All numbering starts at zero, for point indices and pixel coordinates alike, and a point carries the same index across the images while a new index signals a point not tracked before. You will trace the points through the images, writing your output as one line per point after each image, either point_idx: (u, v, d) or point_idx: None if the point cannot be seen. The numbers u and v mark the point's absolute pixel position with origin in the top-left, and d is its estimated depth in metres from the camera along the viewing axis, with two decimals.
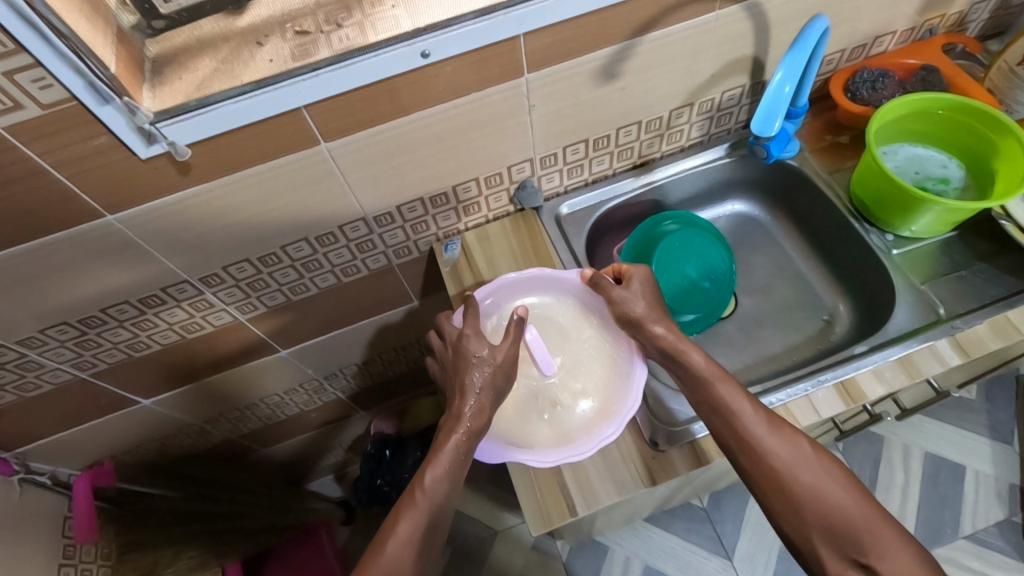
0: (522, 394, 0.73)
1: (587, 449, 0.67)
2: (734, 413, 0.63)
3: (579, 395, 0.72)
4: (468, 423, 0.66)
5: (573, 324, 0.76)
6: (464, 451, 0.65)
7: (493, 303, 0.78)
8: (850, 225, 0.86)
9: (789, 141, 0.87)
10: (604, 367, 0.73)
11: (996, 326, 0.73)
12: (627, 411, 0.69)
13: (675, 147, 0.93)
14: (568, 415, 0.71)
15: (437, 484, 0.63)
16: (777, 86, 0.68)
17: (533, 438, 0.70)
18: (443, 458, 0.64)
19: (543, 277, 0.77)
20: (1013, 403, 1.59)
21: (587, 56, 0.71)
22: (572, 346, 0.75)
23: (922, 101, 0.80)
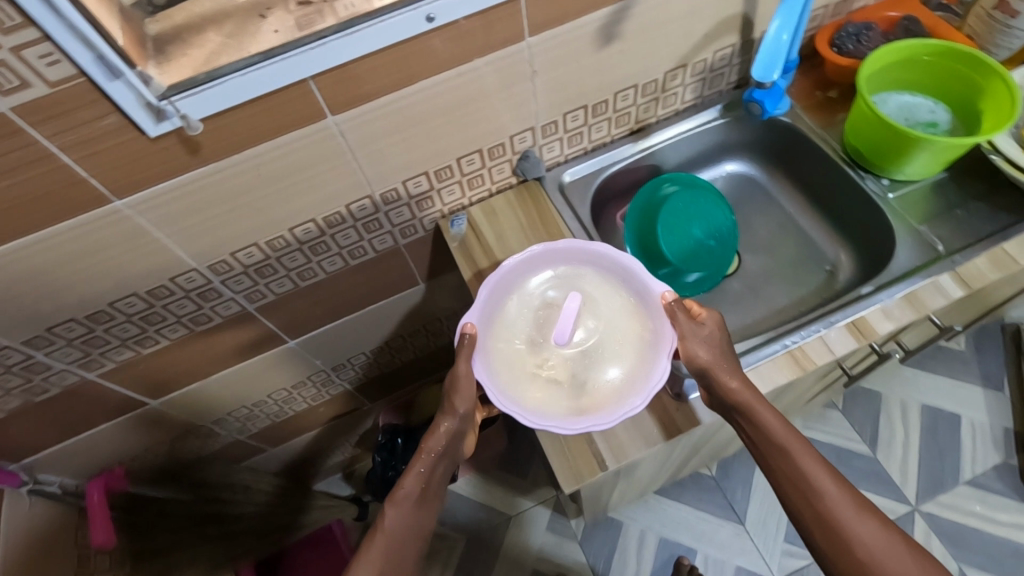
0: (536, 334, 0.74)
1: (541, 423, 0.68)
2: (814, 488, 0.62)
3: (575, 377, 0.72)
4: (433, 451, 0.70)
5: (627, 318, 0.75)
6: (426, 486, 0.69)
7: (564, 250, 0.78)
8: (846, 174, 0.88)
9: (781, 97, 0.89)
10: (620, 378, 0.71)
11: (994, 258, 0.76)
12: (597, 423, 0.68)
13: (670, 111, 0.94)
14: (545, 393, 0.71)
15: (399, 514, 0.66)
16: (774, 34, 0.70)
17: (512, 385, 0.71)
18: (408, 489, 0.67)
19: (627, 269, 0.76)
20: (1001, 351, 1.64)
21: (586, 18, 0.72)
22: (613, 335, 0.74)
23: (907, 49, 0.82)
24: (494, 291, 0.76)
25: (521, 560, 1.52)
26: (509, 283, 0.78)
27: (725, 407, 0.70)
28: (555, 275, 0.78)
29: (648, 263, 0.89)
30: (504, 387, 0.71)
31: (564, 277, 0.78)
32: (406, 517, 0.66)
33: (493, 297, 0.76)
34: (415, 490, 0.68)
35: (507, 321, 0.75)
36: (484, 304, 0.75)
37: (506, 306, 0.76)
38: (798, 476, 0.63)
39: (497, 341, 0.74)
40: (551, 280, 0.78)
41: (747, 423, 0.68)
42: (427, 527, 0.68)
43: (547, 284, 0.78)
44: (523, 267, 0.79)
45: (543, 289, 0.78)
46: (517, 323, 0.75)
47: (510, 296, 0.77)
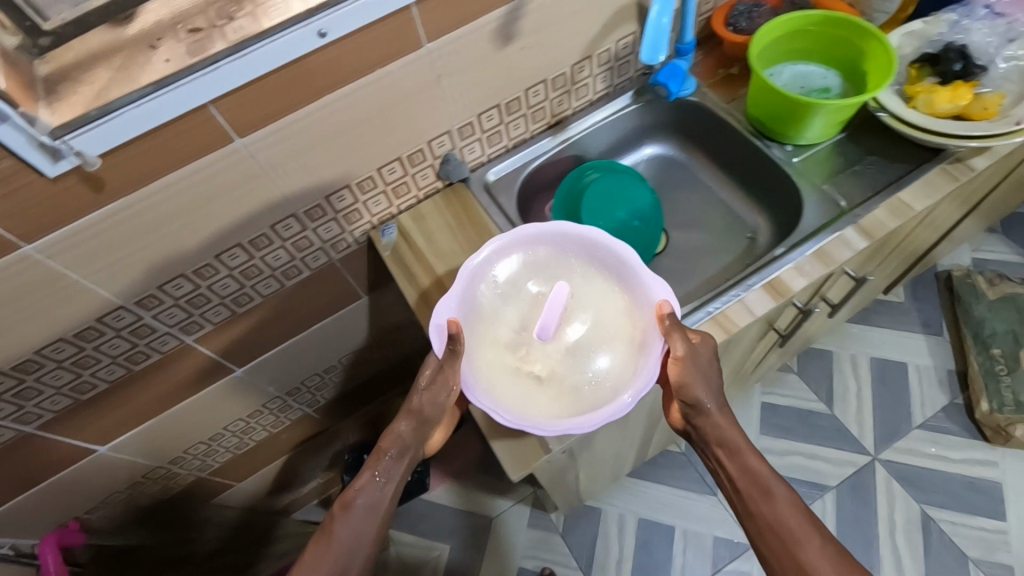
0: (524, 328, 0.76)
1: (518, 422, 0.70)
2: (783, 524, 0.66)
3: (559, 377, 0.74)
4: (390, 452, 0.72)
5: (617, 319, 0.76)
6: (382, 488, 0.70)
7: (562, 241, 0.79)
8: (754, 144, 0.92)
9: (685, 78, 0.93)
10: (605, 382, 0.73)
11: (892, 208, 0.81)
12: (574, 425, 0.69)
13: (584, 102, 0.98)
14: (528, 391, 0.73)
15: (353, 514, 0.69)
16: (655, 18, 0.68)
17: (495, 379, 0.74)
18: (361, 490, 0.70)
19: (626, 265, 0.77)
20: (938, 298, 1.72)
21: (481, 20, 0.74)
22: (603, 333, 0.75)
23: (793, 21, 0.87)
24: (485, 283, 0.78)
25: (507, 560, 1.53)
26: (497, 271, 0.79)
27: (705, 442, 0.74)
28: (547, 264, 0.79)
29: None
30: (486, 381, 0.74)
31: (556, 267, 0.79)
32: (361, 517, 0.69)
33: (483, 289, 0.78)
34: (373, 493, 0.70)
35: (497, 315, 0.77)
36: (473, 296, 0.77)
37: (495, 299, 0.78)
38: (779, 521, 0.66)
39: (485, 337, 0.76)
40: (544, 273, 0.79)
41: (731, 461, 0.72)
42: (384, 526, 0.70)
43: (539, 272, 0.79)
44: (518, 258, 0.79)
45: (533, 278, 0.79)
46: (507, 317, 0.77)
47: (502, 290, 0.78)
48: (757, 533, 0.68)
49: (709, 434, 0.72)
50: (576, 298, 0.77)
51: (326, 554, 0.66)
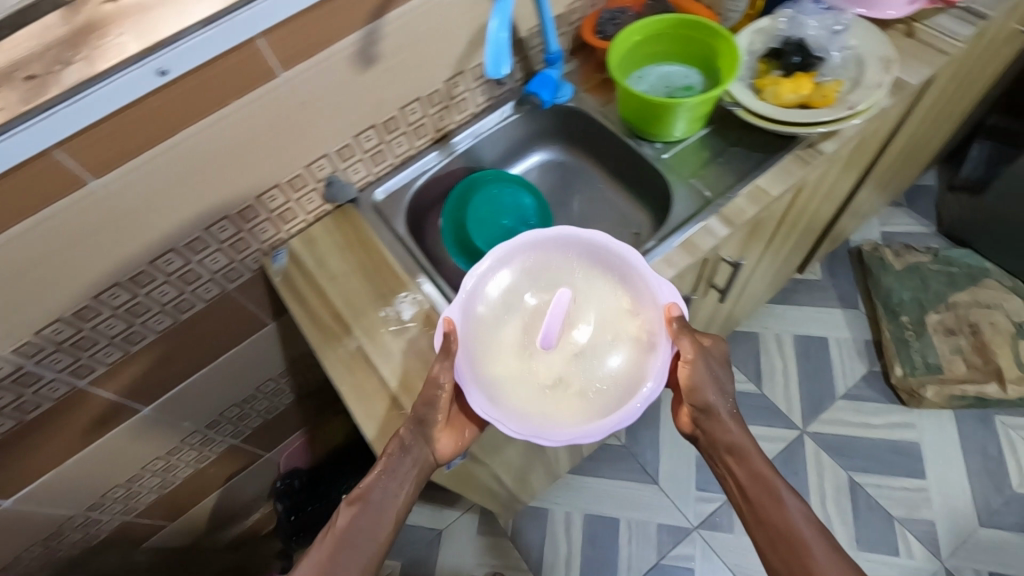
0: (525, 334, 0.75)
1: (523, 430, 0.70)
2: (793, 530, 0.68)
3: (567, 384, 0.73)
4: (394, 455, 0.72)
5: (623, 321, 0.76)
6: (385, 490, 0.72)
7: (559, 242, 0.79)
8: (628, 144, 0.96)
9: (558, 86, 0.97)
10: (614, 388, 0.73)
11: (751, 195, 0.86)
12: (585, 435, 0.69)
13: (467, 115, 1.00)
14: (533, 400, 0.72)
15: (358, 515, 0.70)
16: (494, 33, 0.70)
17: (500, 390, 0.73)
18: (368, 493, 0.71)
19: (628, 264, 0.77)
20: (853, 272, 1.80)
21: (336, 46, 0.76)
22: (608, 334, 0.75)
23: (649, 26, 0.92)
24: (481, 289, 0.77)
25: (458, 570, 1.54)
26: (495, 275, 0.79)
27: (715, 449, 0.76)
28: (550, 268, 0.79)
29: (467, 259, 0.93)
30: (489, 390, 0.73)
31: (559, 270, 0.79)
32: (366, 518, 0.70)
33: (479, 295, 0.77)
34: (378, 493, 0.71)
35: (497, 322, 0.76)
36: (469, 304, 0.77)
37: (494, 306, 0.77)
38: (788, 525, 0.69)
39: (485, 346, 0.75)
40: (542, 275, 0.79)
41: (739, 466, 0.74)
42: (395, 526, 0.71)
43: (541, 275, 0.79)
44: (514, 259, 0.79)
45: (533, 282, 0.78)
46: (508, 322, 0.76)
47: (500, 295, 0.78)
48: (767, 539, 0.70)
49: (717, 440, 0.75)
50: (578, 299, 0.77)
51: (338, 554, 0.68)
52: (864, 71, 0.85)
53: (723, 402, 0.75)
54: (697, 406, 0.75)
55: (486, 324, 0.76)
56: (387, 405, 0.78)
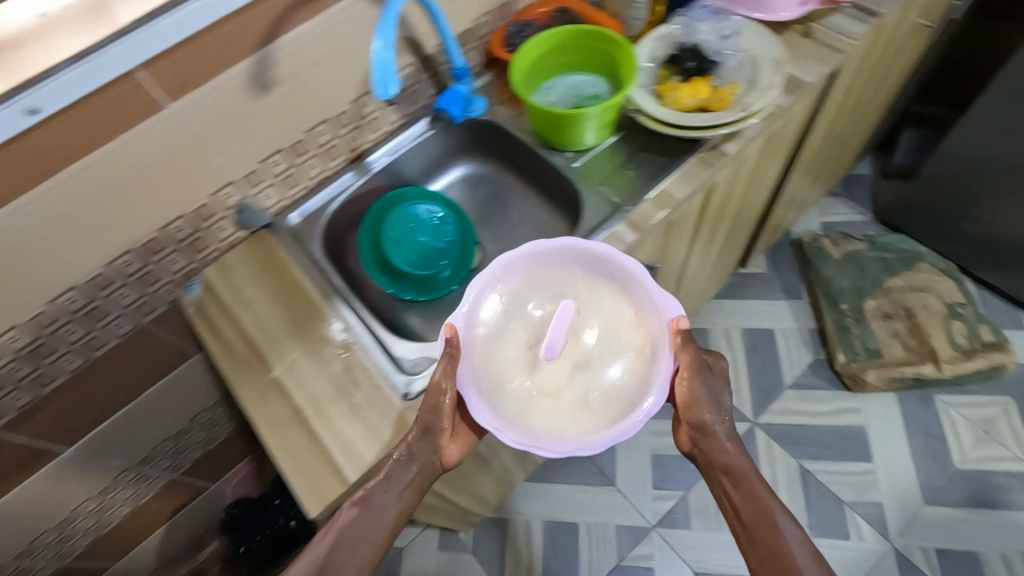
0: (527, 342, 0.75)
1: (524, 442, 0.69)
2: (785, 552, 0.71)
3: (569, 393, 0.73)
4: (399, 461, 0.72)
5: (627, 333, 0.76)
6: (384, 493, 0.72)
7: (564, 251, 0.79)
8: (541, 155, 0.97)
9: (469, 100, 0.97)
10: (617, 400, 0.72)
11: (657, 200, 0.87)
12: (585, 447, 0.69)
13: (381, 133, 1.00)
14: (533, 411, 0.72)
15: (360, 518, 0.71)
16: (379, 54, 0.70)
17: (500, 402, 0.72)
18: (370, 495, 0.71)
19: (635, 275, 0.78)
20: (796, 263, 1.84)
21: (226, 73, 0.76)
22: (612, 345, 0.75)
23: (552, 37, 0.93)
24: (484, 297, 0.78)
25: None
26: (498, 284, 0.79)
27: (712, 469, 0.79)
28: (553, 278, 0.79)
29: (393, 284, 0.94)
30: (492, 403, 0.73)
31: (563, 280, 0.79)
32: (367, 521, 0.71)
33: (482, 303, 0.77)
34: (382, 496, 0.71)
35: (500, 332, 0.76)
36: (472, 312, 0.77)
37: (497, 316, 0.77)
38: (780, 550, 0.72)
39: (486, 357, 0.75)
40: (547, 284, 0.79)
41: (735, 487, 0.77)
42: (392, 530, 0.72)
43: (544, 285, 0.79)
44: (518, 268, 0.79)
45: (537, 291, 0.78)
46: (510, 331, 0.76)
47: (504, 304, 0.78)
48: (759, 563, 0.73)
49: (713, 461, 0.78)
50: (582, 309, 0.77)
51: (337, 554, 0.69)
52: (758, 74, 0.88)
53: (720, 420, 0.78)
54: (695, 423, 0.77)
55: (486, 334, 0.76)
56: (300, 432, 0.77)
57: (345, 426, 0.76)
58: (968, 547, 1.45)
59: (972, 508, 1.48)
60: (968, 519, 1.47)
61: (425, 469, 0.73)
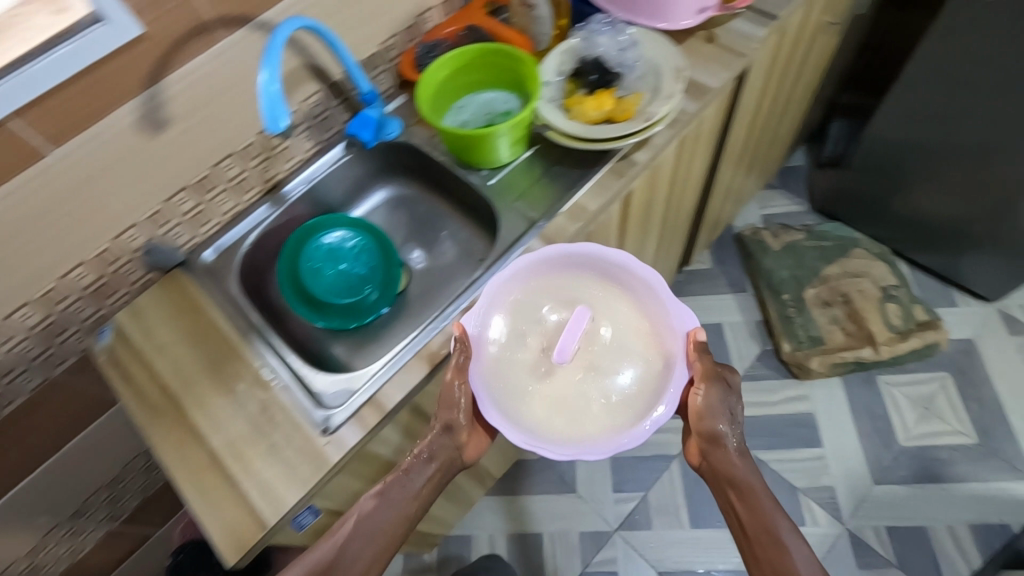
0: (538, 346, 0.77)
1: (529, 444, 0.71)
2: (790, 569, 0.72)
3: (579, 397, 0.74)
4: (422, 454, 0.78)
5: (641, 342, 0.77)
6: (400, 487, 0.76)
7: (579, 257, 0.81)
8: (458, 173, 0.97)
9: (381, 123, 0.97)
10: (627, 409, 0.73)
11: (570, 213, 0.88)
12: (590, 452, 0.70)
13: (296, 162, 0.99)
14: (541, 415, 0.73)
15: (376, 510, 0.75)
16: (266, 86, 0.69)
17: (510, 406, 0.74)
18: (393, 488, 0.76)
19: (651, 286, 0.79)
20: (739, 257, 1.88)
21: (114, 115, 0.74)
22: (624, 352, 0.77)
23: (459, 57, 0.93)
24: (498, 301, 0.80)
25: None
26: (514, 288, 0.81)
27: (719, 482, 0.79)
28: (568, 282, 0.81)
29: (320, 316, 0.92)
30: (501, 405, 0.74)
31: (578, 286, 0.81)
32: (384, 512, 0.76)
33: (496, 306, 0.80)
34: (401, 489, 0.76)
35: (513, 336, 0.78)
36: (486, 314, 0.79)
37: (511, 321, 0.79)
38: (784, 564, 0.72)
39: (498, 360, 0.77)
40: (562, 290, 0.81)
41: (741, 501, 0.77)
42: (407, 528, 0.76)
43: (559, 289, 0.81)
44: (533, 273, 0.81)
45: (551, 296, 0.80)
46: (521, 336, 0.78)
47: (517, 309, 0.80)
48: None
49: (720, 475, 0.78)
50: (596, 316, 0.79)
51: (348, 545, 0.74)
52: (660, 83, 0.89)
53: (730, 432, 0.78)
54: (704, 433, 0.78)
55: (498, 340, 0.78)
56: (217, 478, 0.75)
57: (263, 467, 0.74)
58: (916, 522, 1.49)
59: (918, 484, 1.53)
60: (915, 494, 1.51)
61: (444, 467, 0.79)
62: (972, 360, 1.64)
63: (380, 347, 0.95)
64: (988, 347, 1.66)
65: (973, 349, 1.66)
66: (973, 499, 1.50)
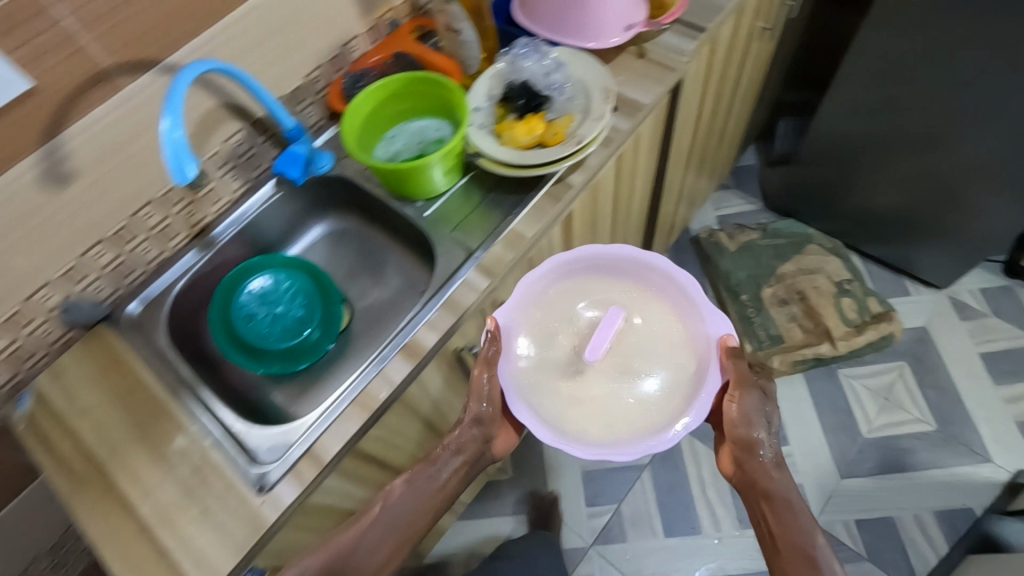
0: (569, 343, 0.81)
1: (555, 441, 0.74)
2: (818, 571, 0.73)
3: (608, 394, 0.78)
4: (455, 442, 0.82)
5: (676, 345, 0.81)
6: (427, 479, 0.80)
7: (612, 260, 0.85)
8: (394, 205, 0.94)
9: (310, 158, 0.94)
10: (659, 411, 0.76)
11: (507, 241, 0.86)
12: (616, 451, 0.73)
13: (225, 203, 0.95)
14: (569, 413, 0.77)
15: (401, 499, 0.78)
16: (168, 134, 0.66)
17: (540, 403, 0.78)
18: (424, 477, 0.80)
19: (686, 290, 0.83)
20: (698, 259, 1.88)
21: (8, 173, 0.70)
22: (656, 355, 0.80)
23: (385, 86, 0.90)
24: (532, 298, 0.84)
25: None
26: (549, 286, 0.85)
27: (753, 491, 0.81)
28: (603, 282, 0.85)
29: (259, 365, 0.88)
30: (531, 402, 0.78)
31: (612, 287, 0.84)
32: (409, 501, 0.79)
33: (529, 303, 0.84)
34: (427, 480, 0.80)
35: (544, 335, 0.82)
36: (520, 311, 0.83)
37: (545, 319, 0.83)
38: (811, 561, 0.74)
39: (528, 356, 0.81)
40: (597, 290, 0.84)
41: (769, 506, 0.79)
42: (430, 518, 0.80)
43: (594, 289, 0.84)
44: (566, 272, 0.85)
45: (587, 295, 0.84)
46: (552, 334, 0.81)
47: (551, 307, 0.83)
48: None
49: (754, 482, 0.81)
50: (631, 317, 0.82)
51: (370, 531, 0.76)
52: (590, 104, 0.88)
53: (766, 441, 0.81)
54: (739, 441, 0.81)
55: (530, 339, 0.82)
56: (147, 548, 0.71)
57: (195, 533, 0.71)
58: (884, 512, 1.51)
59: (884, 474, 1.54)
60: (882, 485, 1.53)
61: (470, 461, 0.83)
62: (926, 347, 1.68)
63: (323, 390, 0.92)
64: (942, 333, 1.69)
65: (927, 336, 1.69)
66: (937, 486, 1.52)
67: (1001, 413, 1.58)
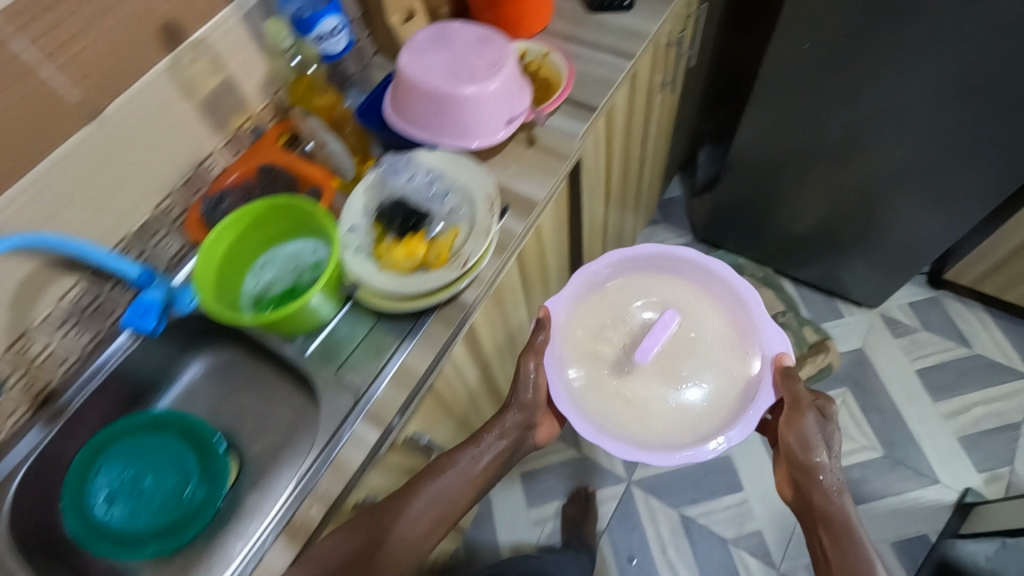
0: (619, 342, 0.86)
1: (594, 435, 0.81)
2: None
3: (653, 392, 0.83)
4: (508, 419, 0.82)
5: (729, 355, 0.85)
6: (469, 463, 0.79)
7: (670, 263, 0.91)
8: (272, 343, 0.83)
9: (169, 301, 0.80)
10: (703, 419, 0.81)
11: (400, 380, 0.77)
12: (649, 454, 0.79)
13: (73, 364, 0.82)
14: (612, 408, 0.83)
15: (446, 477, 0.77)
16: None
17: (585, 398, 0.83)
18: (468, 458, 0.79)
19: (744, 299, 0.87)
20: None
21: None
22: (706, 361, 0.85)
23: (244, 215, 0.80)
24: (589, 292, 0.90)
25: None
26: (608, 280, 0.90)
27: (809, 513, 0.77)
28: (660, 283, 0.90)
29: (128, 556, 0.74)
30: (575, 399, 0.83)
31: (669, 287, 0.90)
32: (451, 482, 0.77)
33: (585, 295, 0.90)
34: (469, 462, 0.79)
35: (596, 332, 0.87)
36: (576, 303, 0.89)
37: (601, 316, 0.88)
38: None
39: (579, 351, 0.86)
40: (655, 291, 0.90)
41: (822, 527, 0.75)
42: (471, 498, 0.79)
43: (651, 289, 0.90)
44: (621, 269, 0.91)
45: (644, 294, 0.89)
46: (603, 333, 0.87)
47: (605, 303, 0.89)
48: None
49: (809, 506, 0.77)
50: (685, 320, 0.88)
51: (410, 510, 0.74)
52: (476, 215, 0.81)
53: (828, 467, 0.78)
54: (794, 460, 0.79)
55: (583, 336, 0.87)
56: None
57: None
58: None
59: None
60: None
61: (511, 446, 0.83)
62: (865, 369, 1.67)
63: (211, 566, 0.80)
64: (878, 353, 1.69)
65: (864, 358, 1.69)
66: (890, 514, 1.51)
67: (942, 430, 1.58)
